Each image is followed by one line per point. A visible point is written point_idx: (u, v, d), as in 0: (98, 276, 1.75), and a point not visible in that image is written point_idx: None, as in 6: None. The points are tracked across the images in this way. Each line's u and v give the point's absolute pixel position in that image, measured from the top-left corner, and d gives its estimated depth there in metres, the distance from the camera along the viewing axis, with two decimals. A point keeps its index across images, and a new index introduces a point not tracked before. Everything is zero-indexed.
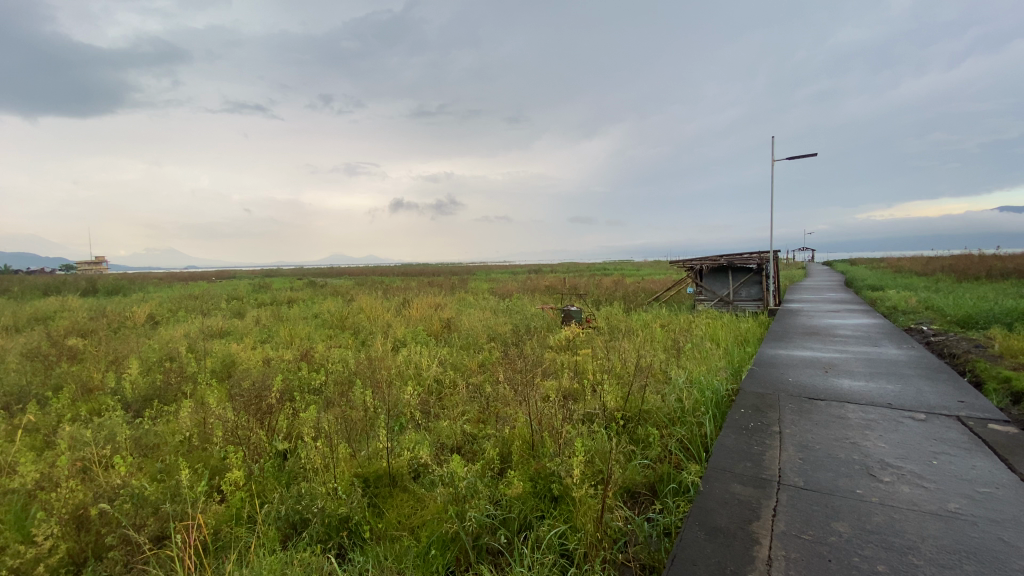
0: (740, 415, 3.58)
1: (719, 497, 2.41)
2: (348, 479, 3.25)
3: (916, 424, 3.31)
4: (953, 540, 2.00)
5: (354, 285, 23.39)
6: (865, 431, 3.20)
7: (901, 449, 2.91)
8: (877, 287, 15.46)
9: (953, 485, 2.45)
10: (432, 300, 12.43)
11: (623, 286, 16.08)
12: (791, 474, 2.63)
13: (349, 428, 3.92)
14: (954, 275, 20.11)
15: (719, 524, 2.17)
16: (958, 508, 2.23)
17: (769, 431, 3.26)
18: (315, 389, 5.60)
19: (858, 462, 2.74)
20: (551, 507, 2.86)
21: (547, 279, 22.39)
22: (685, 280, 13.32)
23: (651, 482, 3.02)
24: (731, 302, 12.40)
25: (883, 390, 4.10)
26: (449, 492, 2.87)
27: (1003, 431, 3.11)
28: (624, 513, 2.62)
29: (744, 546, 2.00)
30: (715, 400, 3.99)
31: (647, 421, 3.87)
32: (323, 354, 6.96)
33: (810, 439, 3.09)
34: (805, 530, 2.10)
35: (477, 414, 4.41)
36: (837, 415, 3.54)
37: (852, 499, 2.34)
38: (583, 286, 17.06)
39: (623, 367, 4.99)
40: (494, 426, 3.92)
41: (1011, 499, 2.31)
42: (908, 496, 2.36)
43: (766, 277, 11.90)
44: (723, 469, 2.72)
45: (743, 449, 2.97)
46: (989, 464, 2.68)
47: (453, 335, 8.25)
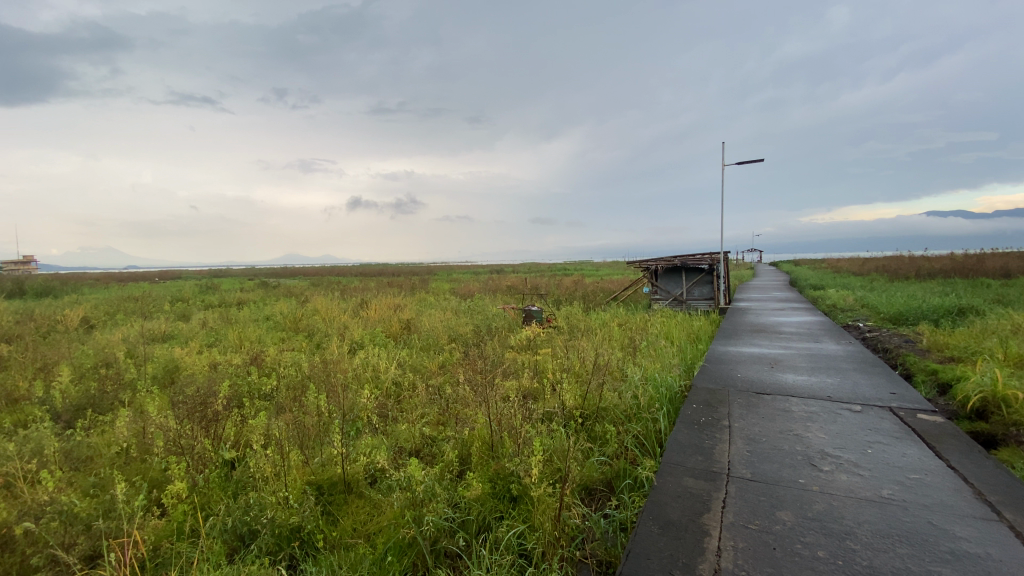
0: (692, 410, 3.70)
1: (672, 491, 2.47)
2: (300, 488, 3.12)
3: (853, 415, 3.51)
4: (887, 524, 2.13)
5: (310, 286, 22.70)
6: (808, 423, 3.36)
7: (839, 439, 3.08)
8: (819, 287, 15.99)
9: (886, 472, 2.61)
10: (390, 301, 12.19)
11: (582, 286, 16.28)
12: (739, 466, 2.73)
13: (302, 434, 3.77)
14: (887, 275, 21.51)
15: (672, 518, 2.22)
16: (890, 494, 2.39)
17: (719, 425, 3.38)
18: (267, 395, 5.37)
19: (801, 453, 2.88)
20: (510, 507, 2.84)
21: (509, 280, 22.35)
22: (642, 280, 13.65)
23: (608, 478, 3.05)
24: (684, 301, 12.81)
25: (823, 384, 4.32)
26: (406, 496, 2.81)
27: (931, 421, 3.35)
28: (581, 510, 2.63)
29: (695, 538, 2.05)
30: (669, 397, 4.11)
31: (604, 418, 3.92)
32: (274, 358, 6.69)
33: (757, 432, 3.22)
34: (752, 520, 2.18)
35: (435, 416, 4.35)
36: (782, 408, 3.71)
37: (794, 488, 2.46)
38: (543, 287, 17.17)
39: (582, 366, 5.04)
40: (453, 427, 3.88)
41: (937, 485, 2.48)
42: (846, 484, 2.49)
43: (717, 276, 12.36)
44: (675, 463, 2.79)
45: (695, 444, 3.06)
46: (918, 452, 2.87)
47: (412, 336, 8.12)
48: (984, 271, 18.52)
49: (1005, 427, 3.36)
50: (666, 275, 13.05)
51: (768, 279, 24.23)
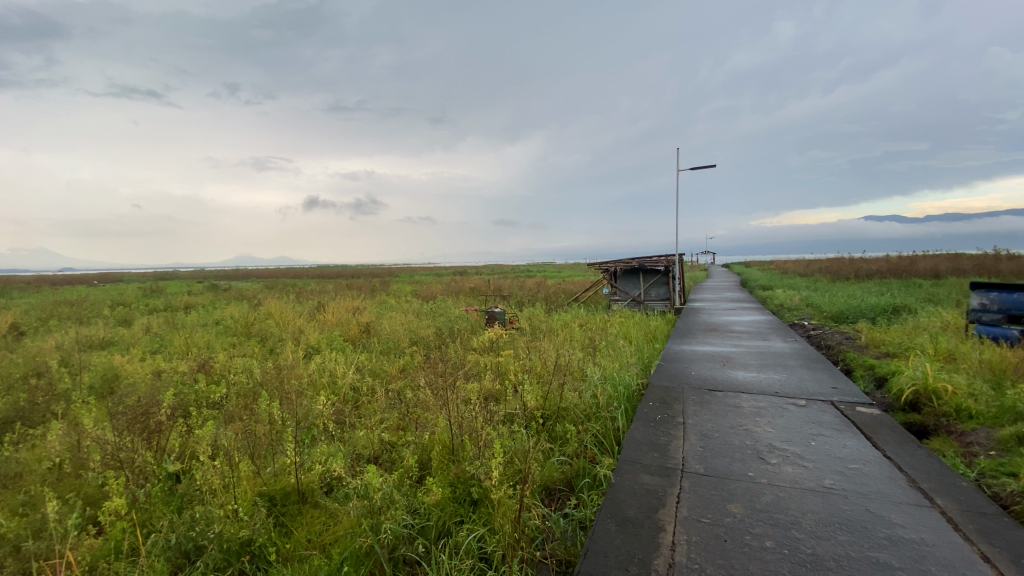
0: (649, 408, 3.79)
1: (629, 488, 2.52)
2: (250, 500, 2.98)
3: (798, 409, 3.69)
4: (829, 513, 2.24)
5: (263, 288, 21.92)
6: (757, 418, 3.50)
7: (785, 432, 3.23)
8: (768, 288, 16.78)
9: (828, 463, 2.76)
10: (349, 303, 11.89)
11: (544, 288, 16.42)
12: (693, 462, 2.81)
13: (254, 444, 3.62)
14: (829, 275, 22.77)
15: (629, 515, 2.26)
16: (832, 483, 2.52)
17: (674, 422, 3.47)
18: (216, 403, 5.13)
19: (750, 447, 2.99)
20: (470, 511, 2.81)
21: (470, 281, 22.27)
22: (602, 281, 13.89)
23: (568, 478, 3.07)
24: (642, 301, 13.13)
25: (771, 380, 4.52)
26: (363, 505, 2.73)
27: (869, 413, 3.57)
28: (541, 511, 2.63)
29: (650, 534, 2.10)
30: (627, 395, 4.20)
31: (565, 418, 3.95)
32: (224, 365, 6.39)
33: (709, 428, 3.33)
34: (705, 514, 2.24)
35: (395, 421, 4.26)
36: (733, 404, 3.85)
37: (744, 482, 2.55)
38: (506, 288, 17.19)
39: (543, 367, 5.07)
40: (413, 432, 3.81)
41: (874, 474, 2.64)
42: (791, 476, 2.61)
43: (673, 278, 12.74)
44: (632, 460, 2.85)
45: (651, 441, 3.13)
46: (856, 443, 3.05)
47: (371, 340, 7.95)
48: (916, 272, 19.91)
49: (936, 417, 3.62)
50: (626, 275, 13.33)
51: (724, 279, 26.06)
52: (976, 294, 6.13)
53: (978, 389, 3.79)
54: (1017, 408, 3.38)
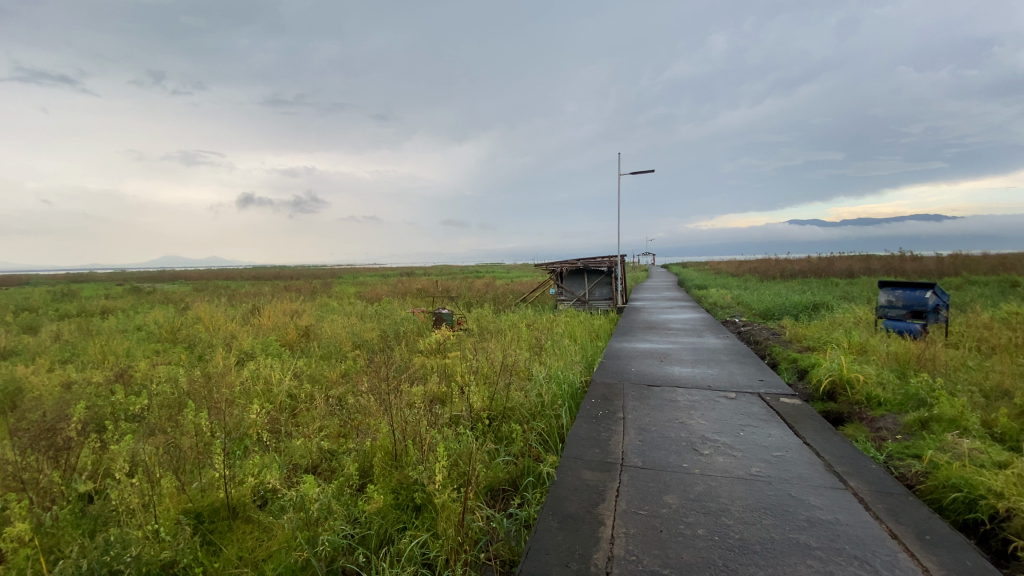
0: (591, 404, 3.87)
1: (571, 485, 2.56)
2: (173, 519, 2.76)
3: (729, 401, 3.90)
4: (755, 498, 2.38)
5: (192, 291, 20.59)
6: (691, 411, 3.67)
7: (717, 424, 3.40)
8: (703, 286, 17.62)
9: (755, 452, 2.93)
10: (287, 306, 11.36)
11: (491, 288, 16.44)
12: (632, 456, 2.89)
13: (178, 459, 3.36)
14: (758, 275, 24.25)
15: (570, 511, 2.29)
16: (758, 471, 2.68)
17: (615, 417, 3.57)
18: (136, 416, 4.73)
19: (685, 439, 3.13)
20: (414, 516, 2.74)
21: (415, 282, 21.86)
22: (548, 282, 14.08)
23: (513, 478, 3.07)
24: (587, 301, 13.43)
25: (705, 375, 4.75)
26: (299, 517, 2.59)
27: (791, 404, 3.82)
28: (485, 512, 2.60)
29: (590, 529, 2.14)
30: (572, 393, 4.27)
31: (510, 418, 3.94)
32: (145, 374, 5.90)
33: (647, 422, 3.45)
34: (643, 506, 2.31)
35: (336, 428, 4.10)
36: (669, 398, 4.02)
37: (679, 473, 2.66)
38: (453, 289, 17.07)
39: (489, 367, 5.05)
40: (353, 438, 3.68)
41: (796, 460, 2.83)
42: (722, 465, 2.75)
43: (616, 278, 13.11)
44: (575, 457, 2.89)
45: (593, 437, 3.20)
46: (780, 432, 3.26)
47: (311, 344, 7.63)
48: (833, 272, 21.66)
49: (850, 405, 3.94)
50: (571, 276, 13.56)
51: (663, 279, 27.05)
52: (884, 292, 6.73)
53: (886, 378, 4.16)
54: (919, 395, 3.73)
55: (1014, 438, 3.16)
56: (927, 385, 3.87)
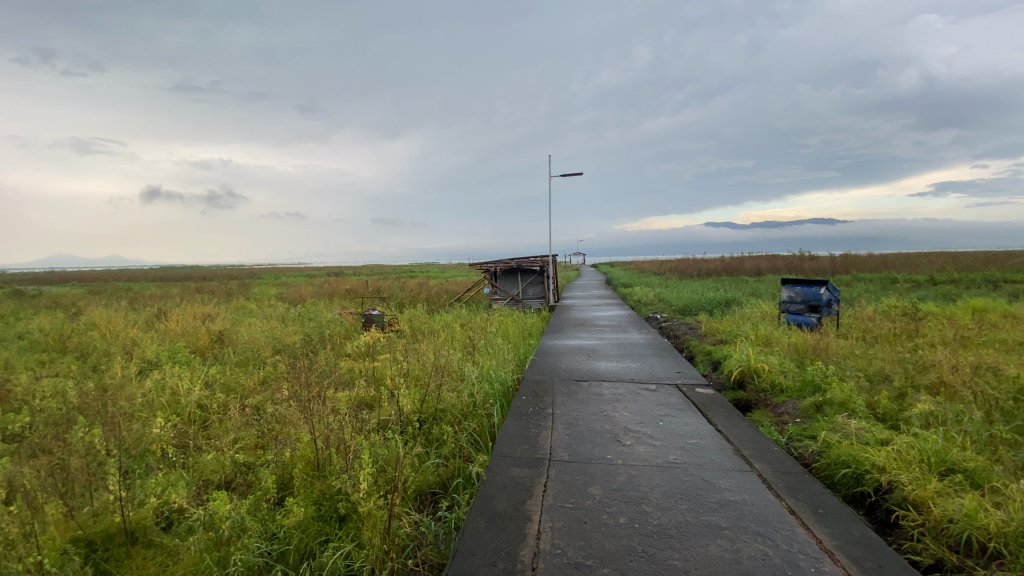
0: (521, 402, 3.92)
1: (500, 483, 2.57)
2: (59, 549, 2.45)
3: (650, 393, 4.10)
4: (673, 485, 2.52)
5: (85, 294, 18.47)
6: (615, 404, 3.82)
7: (639, 415, 3.57)
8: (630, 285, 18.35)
9: (673, 440, 3.10)
10: (201, 310, 10.51)
11: (425, 288, 16.20)
12: (559, 450, 2.97)
13: (65, 482, 2.99)
14: (676, 275, 25.58)
15: (498, 510, 2.30)
16: (675, 458, 2.84)
17: (544, 413, 3.63)
18: (12, 436, 4.16)
19: (609, 431, 3.25)
20: (338, 527, 2.62)
21: (344, 283, 21.01)
22: (482, 281, 14.07)
23: (443, 480, 3.04)
24: (520, 301, 13.57)
25: (629, 369, 4.96)
26: (209, 536, 2.40)
27: (705, 393, 4.08)
28: (413, 518, 2.54)
29: (517, 526, 2.16)
30: (503, 392, 4.29)
31: (441, 420, 3.87)
32: (26, 390, 5.21)
33: (575, 416, 3.55)
34: (568, 500, 2.37)
35: (253, 440, 3.85)
36: (596, 392, 4.15)
37: (603, 464, 2.75)
38: (384, 290, 16.61)
39: (419, 369, 4.95)
40: (272, 449, 3.46)
41: (709, 446, 3.03)
42: (643, 455, 2.89)
43: (548, 277, 13.37)
44: (504, 455, 2.91)
45: (522, 434, 3.23)
46: (695, 420, 3.47)
47: (226, 351, 7.11)
48: (745, 271, 23.35)
49: (757, 393, 4.26)
50: (504, 275, 13.65)
51: (589, 279, 26.98)
52: (785, 288, 7.36)
53: (787, 367, 4.56)
54: (814, 381, 4.13)
55: (891, 416, 3.59)
56: (821, 372, 4.29)
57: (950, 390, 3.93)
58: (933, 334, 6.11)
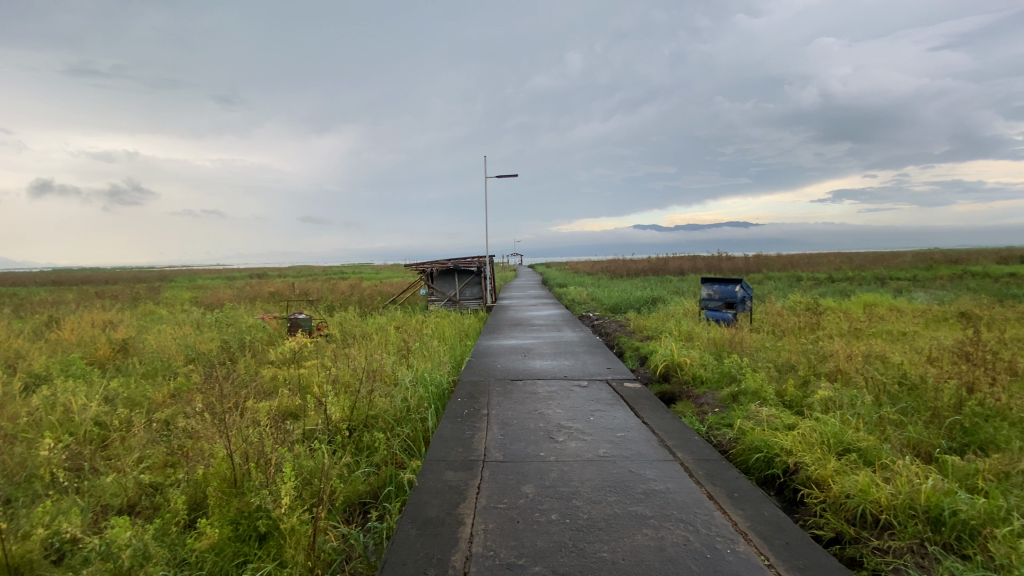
0: (457, 404, 3.88)
1: (432, 488, 2.52)
2: None
3: (582, 389, 4.20)
4: (602, 478, 2.59)
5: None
6: (549, 402, 3.88)
7: (571, 411, 3.64)
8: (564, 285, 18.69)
9: (603, 434, 3.20)
10: (101, 317, 9.50)
11: (358, 290, 15.68)
12: (493, 451, 2.97)
13: None
14: (609, 274, 26.48)
15: (430, 516, 2.25)
16: (604, 452, 2.93)
17: (479, 414, 3.62)
18: None
19: (542, 429, 3.29)
20: (257, 547, 2.46)
21: (269, 284, 19.87)
22: (417, 282, 13.81)
23: (374, 489, 2.94)
24: (457, 302, 13.48)
25: (563, 367, 5.06)
26: (107, 568, 2.16)
27: (633, 388, 4.25)
28: (340, 531, 2.44)
29: (450, 531, 2.13)
30: (437, 395, 4.22)
31: (373, 427, 3.75)
32: None
33: (509, 416, 3.57)
34: (502, 500, 2.38)
35: (161, 457, 3.53)
36: (530, 391, 4.20)
37: (536, 462, 2.78)
38: (314, 291, 15.88)
39: (349, 374, 4.76)
40: (183, 467, 3.18)
41: (636, 438, 3.15)
42: (574, 450, 2.95)
43: (485, 277, 13.40)
44: (437, 459, 2.86)
45: (456, 436, 3.20)
46: (624, 413, 3.60)
47: (131, 361, 6.47)
48: (670, 270, 24.60)
49: (680, 385, 4.51)
50: (441, 276, 13.49)
51: (528, 279, 27.37)
52: (705, 286, 7.83)
53: (707, 360, 4.86)
54: (731, 372, 4.43)
55: (797, 403, 3.91)
56: (736, 364, 4.60)
57: (846, 377, 4.36)
58: (832, 326, 6.75)
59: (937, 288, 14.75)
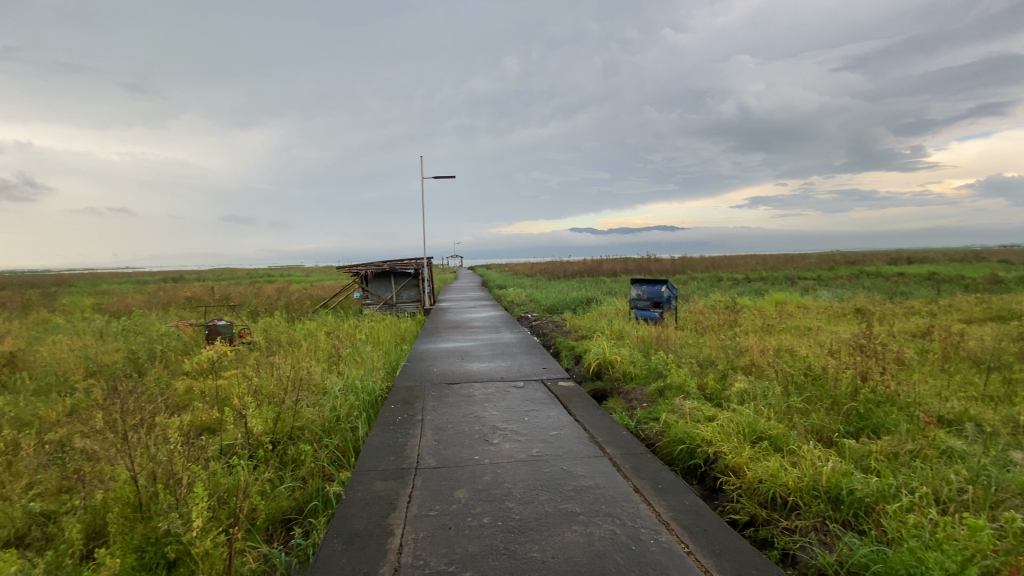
0: (390, 411, 3.79)
1: (361, 500, 2.45)
2: None
3: (518, 390, 4.24)
4: (535, 478, 2.63)
5: None
6: (484, 404, 3.88)
7: (506, 413, 3.67)
8: (503, 287, 18.82)
9: (537, 434, 3.24)
10: None
11: (287, 293, 14.93)
12: (426, 457, 2.92)
13: None
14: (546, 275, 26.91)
15: (357, 529, 2.18)
16: (538, 451, 2.97)
17: (414, 420, 3.56)
18: None
19: (477, 432, 3.29)
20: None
21: (187, 289, 18.45)
22: (351, 285, 13.36)
23: (299, 505, 2.82)
24: (394, 304, 13.17)
25: (499, 368, 5.09)
26: None
27: (567, 386, 4.35)
28: (260, 551, 2.31)
29: (378, 543, 2.07)
30: (369, 402, 4.11)
31: (299, 439, 3.59)
32: None
33: (444, 420, 3.53)
34: (433, 507, 2.35)
35: (54, 483, 3.18)
36: (466, 394, 4.18)
37: (470, 466, 2.77)
38: (238, 296, 14.94)
39: (274, 384, 4.53)
40: (79, 493, 2.89)
41: (569, 436, 3.22)
42: (509, 452, 2.97)
43: (423, 279, 13.21)
44: (367, 469, 2.78)
45: (388, 444, 3.13)
46: (558, 412, 3.68)
47: (19, 377, 5.78)
48: (603, 271, 25.40)
49: (612, 382, 4.67)
50: (376, 278, 13.15)
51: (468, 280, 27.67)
52: (635, 287, 8.16)
53: (636, 357, 5.06)
54: (657, 369, 4.64)
55: (717, 395, 4.17)
56: (663, 360, 4.83)
57: (759, 369, 4.70)
58: (748, 323, 7.25)
59: (838, 288, 15.71)
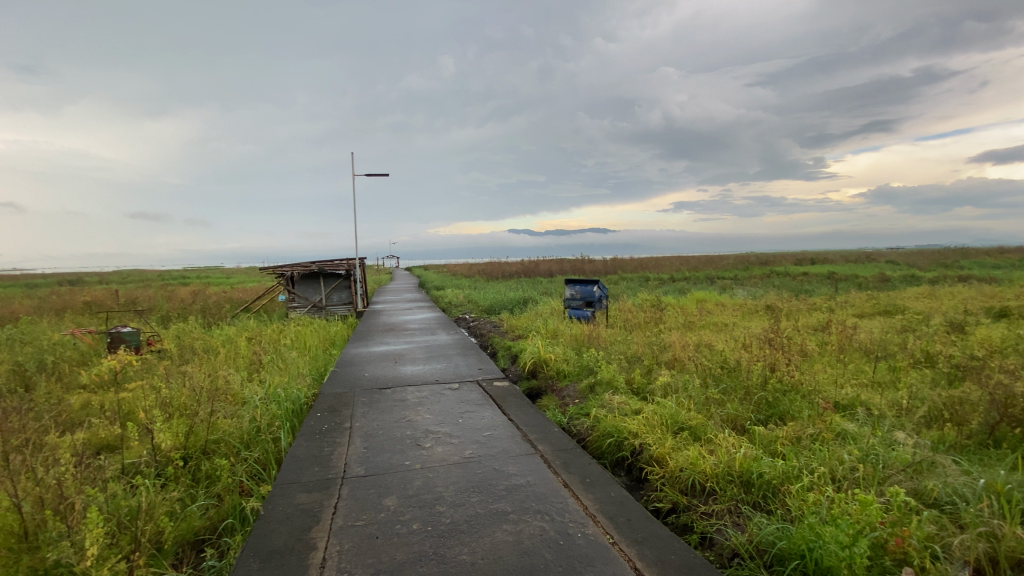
0: (316, 419, 3.64)
1: (282, 514, 2.34)
2: None
3: (452, 393, 4.22)
4: (466, 480, 2.64)
5: None
6: (417, 407, 3.83)
7: (439, 416, 3.64)
8: (440, 288, 18.64)
9: (470, 435, 3.25)
10: None
11: (204, 296, 13.90)
12: (354, 465, 2.84)
13: None
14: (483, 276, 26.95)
15: (277, 545, 2.09)
16: (470, 453, 2.98)
17: (342, 428, 3.44)
18: None
19: (409, 436, 3.24)
20: None
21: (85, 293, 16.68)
22: (277, 287, 12.69)
23: (213, 524, 2.64)
24: (324, 307, 12.65)
25: (434, 370, 5.03)
26: None
27: (501, 386, 4.39)
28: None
29: (299, 558, 2.00)
30: (293, 411, 3.93)
31: (214, 453, 3.36)
32: None
33: (375, 426, 3.45)
34: (361, 517, 2.29)
35: None
36: (398, 398, 4.10)
37: (400, 472, 2.73)
38: (146, 300, 13.72)
39: (186, 395, 4.22)
40: None
41: (501, 436, 3.26)
42: (441, 455, 2.96)
43: (355, 281, 12.80)
44: (290, 481, 2.66)
45: (314, 454, 3.01)
46: (492, 413, 3.70)
47: None
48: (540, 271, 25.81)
49: (546, 380, 4.77)
50: (304, 280, 12.56)
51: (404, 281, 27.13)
52: (568, 287, 8.37)
53: (569, 355, 5.21)
54: (589, 366, 4.81)
55: (643, 389, 4.38)
56: (594, 358, 5.01)
57: (681, 364, 4.99)
58: (672, 320, 7.66)
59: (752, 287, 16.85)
